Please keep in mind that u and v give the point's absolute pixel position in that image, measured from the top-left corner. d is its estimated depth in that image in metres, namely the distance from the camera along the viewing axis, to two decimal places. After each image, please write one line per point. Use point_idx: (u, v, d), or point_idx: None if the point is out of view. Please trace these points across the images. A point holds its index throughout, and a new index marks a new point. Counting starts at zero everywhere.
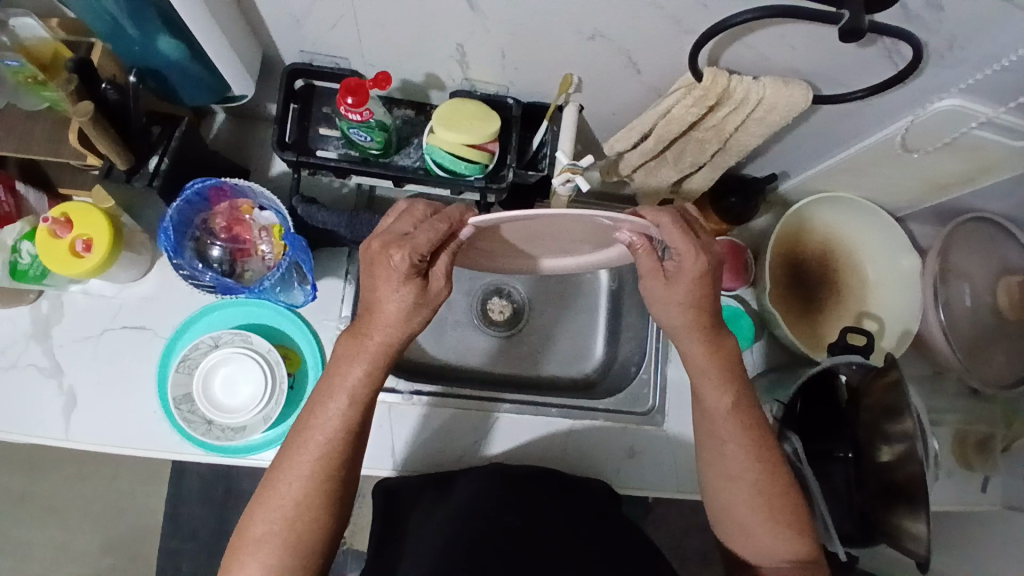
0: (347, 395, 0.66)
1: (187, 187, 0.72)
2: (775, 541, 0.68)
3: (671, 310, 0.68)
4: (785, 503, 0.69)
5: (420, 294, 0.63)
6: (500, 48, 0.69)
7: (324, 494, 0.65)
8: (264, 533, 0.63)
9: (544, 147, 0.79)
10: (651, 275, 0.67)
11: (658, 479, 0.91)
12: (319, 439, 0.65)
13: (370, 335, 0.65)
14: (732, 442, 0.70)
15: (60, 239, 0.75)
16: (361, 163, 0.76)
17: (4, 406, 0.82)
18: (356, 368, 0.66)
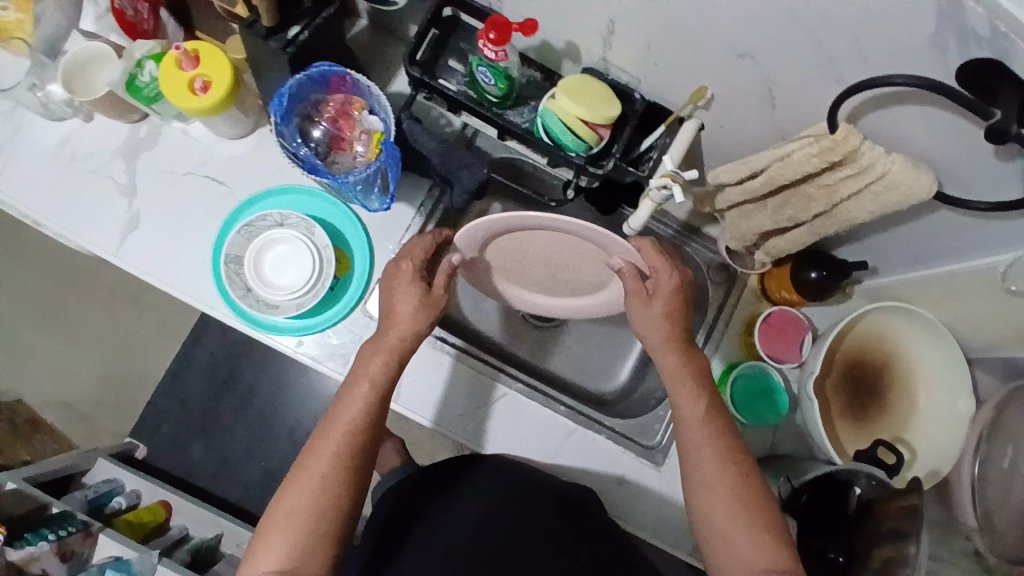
0: (367, 389, 0.73)
1: (314, 64, 0.74)
2: (755, 550, 0.64)
3: (647, 326, 0.75)
4: (763, 510, 0.66)
5: (436, 304, 0.76)
6: (648, 39, 0.69)
7: (351, 474, 0.69)
8: (295, 509, 0.66)
9: (652, 151, 0.77)
10: (634, 296, 0.76)
11: (636, 516, 0.89)
12: (341, 428, 0.70)
13: (395, 336, 0.74)
14: (707, 448, 0.69)
15: (184, 72, 0.78)
16: (476, 103, 0.77)
17: (78, 204, 0.87)
18: (380, 362, 0.73)
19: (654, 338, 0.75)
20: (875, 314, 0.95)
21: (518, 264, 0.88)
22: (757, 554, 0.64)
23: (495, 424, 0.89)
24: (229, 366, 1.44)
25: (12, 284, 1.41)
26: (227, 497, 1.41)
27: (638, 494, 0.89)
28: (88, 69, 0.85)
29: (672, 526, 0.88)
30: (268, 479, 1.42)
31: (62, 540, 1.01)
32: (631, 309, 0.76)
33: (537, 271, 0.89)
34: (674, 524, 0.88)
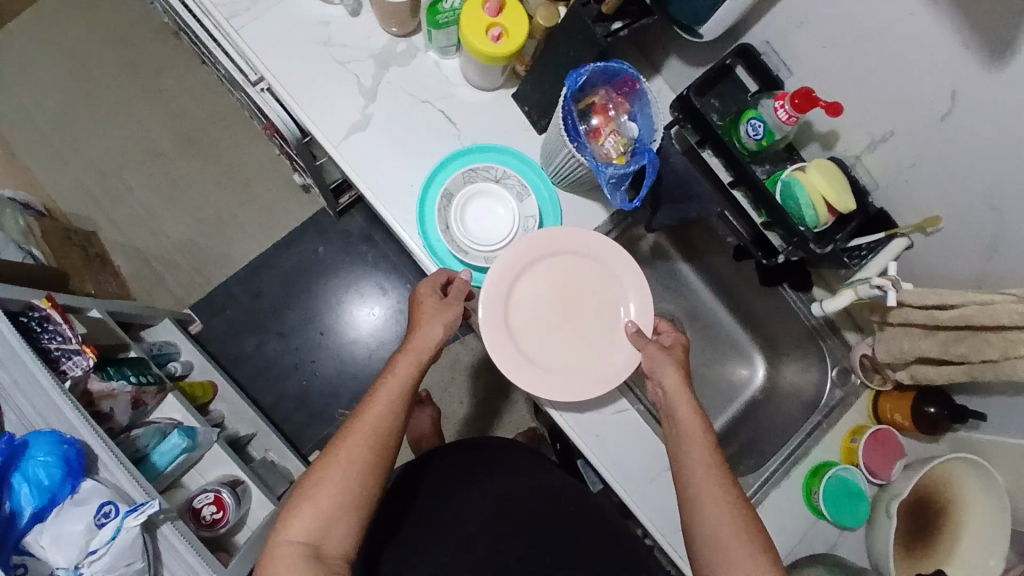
0: (394, 388, 0.79)
1: (617, 61, 0.78)
2: (755, 567, 0.72)
3: (667, 373, 0.83)
4: (760, 537, 0.74)
5: (455, 316, 0.83)
6: (913, 158, 0.76)
7: (373, 459, 0.75)
8: (321, 485, 0.73)
9: (865, 248, 0.84)
10: (652, 345, 0.85)
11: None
12: (368, 423, 0.76)
13: (421, 346, 0.81)
14: (715, 471, 0.77)
15: (488, 15, 0.81)
16: (732, 148, 0.83)
17: (315, 87, 0.89)
18: (410, 369, 0.80)
19: (667, 382, 0.83)
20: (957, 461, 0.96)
21: (523, 317, 0.88)
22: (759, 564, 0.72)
23: (611, 433, 0.91)
24: (307, 279, 1.44)
25: (140, 122, 1.42)
26: (258, 403, 1.40)
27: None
28: None
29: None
30: (303, 400, 1.41)
31: (140, 387, 0.95)
32: (651, 356, 0.84)
33: (532, 335, 0.88)
34: None
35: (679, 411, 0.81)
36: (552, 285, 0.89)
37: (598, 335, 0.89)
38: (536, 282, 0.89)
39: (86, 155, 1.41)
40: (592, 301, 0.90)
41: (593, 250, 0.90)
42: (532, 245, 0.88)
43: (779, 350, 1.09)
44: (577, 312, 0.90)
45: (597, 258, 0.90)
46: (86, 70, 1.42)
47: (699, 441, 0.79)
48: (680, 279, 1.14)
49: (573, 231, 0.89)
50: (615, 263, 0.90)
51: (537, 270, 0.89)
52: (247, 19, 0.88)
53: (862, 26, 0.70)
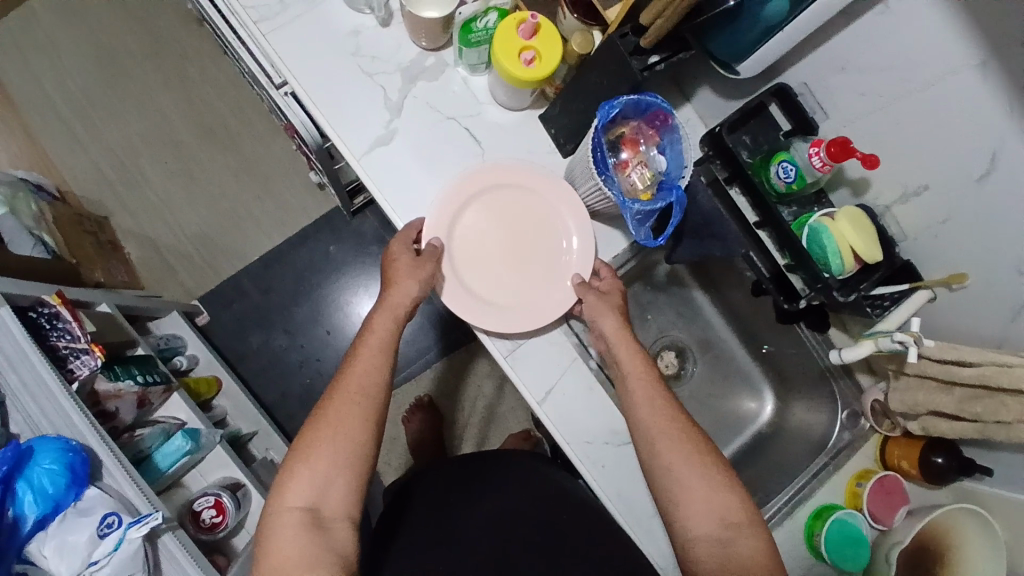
0: (376, 345, 0.79)
1: (650, 95, 0.76)
2: (712, 493, 0.73)
3: (606, 319, 0.84)
4: (715, 460, 0.75)
5: (430, 273, 0.83)
6: (943, 215, 0.74)
7: (364, 418, 0.75)
8: (315, 448, 0.72)
9: (888, 298, 0.83)
10: (593, 291, 0.86)
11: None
12: (353, 381, 0.76)
13: (397, 302, 0.81)
14: (659, 405, 0.78)
15: (521, 38, 0.80)
16: (759, 188, 0.82)
17: (341, 97, 0.88)
18: (388, 324, 0.80)
19: (607, 327, 0.84)
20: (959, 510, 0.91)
21: (469, 255, 0.88)
22: (717, 497, 0.73)
23: (617, 465, 0.89)
24: (317, 277, 1.43)
25: (158, 107, 1.41)
26: (260, 399, 1.39)
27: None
28: None
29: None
30: (304, 398, 1.40)
31: (146, 387, 0.94)
32: (593, 303, 0.85)
33: (478, 276, 0.88)
34: None
35: (622, 354, 0.82)
36: (495, 222, 0.89)
37: (545, 269, 0.90)
38: (479, 217, 0.88)
39: (102, 138, 1.39)
40: (535, 233, 0.90)
41: (533, 181, 0.89)
42: (471, 181, 0.87)
43: (790, 386, 1.08)
44: (522, 246, 0.90)
45: (537, 191, 0.89)
46: (107, 50, 1.41)
47: (642, 378, 0.80)
48: (694, 308, 1.13)
49: (509, 161, 0.88)
50: (558, 197, 0.90)
51: (479, 205, 0.88)
52: (275, 23, 0.87)
53: (906, 79, 0.68)
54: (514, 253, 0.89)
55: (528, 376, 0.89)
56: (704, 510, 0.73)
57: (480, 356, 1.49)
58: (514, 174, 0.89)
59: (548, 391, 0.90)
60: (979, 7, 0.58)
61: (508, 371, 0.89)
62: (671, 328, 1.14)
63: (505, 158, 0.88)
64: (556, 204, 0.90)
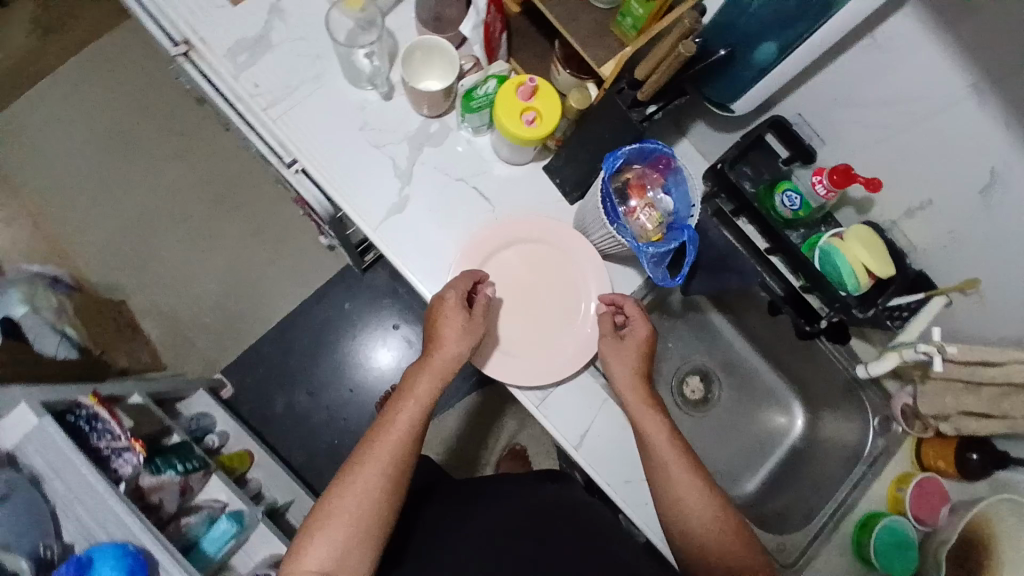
0: (415, 405, 0.77)
1: (652, 142, 0.80)
2: (733, 558, 0.72)
3: (620, 370, 0.83)
4: (732, 522, 0.74)
5: (477, 333, 0.82)
6: (950, 228, 0.77)
7: (392, 480, 0.73)
8: (338, 510, 0.70)
9: (906, 309, 0.84)
10: (607, 334, 0.85)
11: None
12: (385, 444, 0.74)
13: (444, 366, 0.80)
14: (676, 465, 0.78)
15: (521, 99, 0.83)
16: (764, 215, 0.84)
17: (354, 171, 0.91)
18: (432, 389, 0.79)
19: (618, 375, 0.83)
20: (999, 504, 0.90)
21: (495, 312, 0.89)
22: (741, 560, 0.71)
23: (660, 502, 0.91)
24: (336, 336, 1.45)
25: (165, 187, 1.44)
26: (291, 463, 1.40)
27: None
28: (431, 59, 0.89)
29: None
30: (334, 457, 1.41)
31: (187, 475, 0.95)
32: (608, 352, 0.84)
33: (498, 329, 0.89)
34: None
35: (637, 404, 0.81)
36: (513, 278, 0.91)
37: (565, 317, 0.91)
38: (500, 276, 0.91)
39: (112, 222, 1.42)
40: (553, 286, 0.92)
41: (546, 236, 0.91)
42: (490, 240, 0.90)
43: (816, 397, 1.10)
44: (540, 298, 0.91)
45: (551, 245, 0.92)
46: (109, 136, 1.44)
47: (657, 430, 0.79)
48: (713, 329, 1.15)
49: (521, 219, 0.91)
50: (571, 249, 0.92)
51: (498, 264, 0.90)
52: (283, 108, 0.90)
53: (904, 105, 0.70)
54: (534, 308, 0.91)
55: (560, 422, 0.91)
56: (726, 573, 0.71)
57: (504, 396, 1.50)
58: (534, 235, 0.91)
59: (583, 435, 0.91)
60: (964, 36, 0.61)
61: (542, 418, 0.91)
62: (693, 353, 1.16)
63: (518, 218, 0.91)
64: (576, 262, 0.92)
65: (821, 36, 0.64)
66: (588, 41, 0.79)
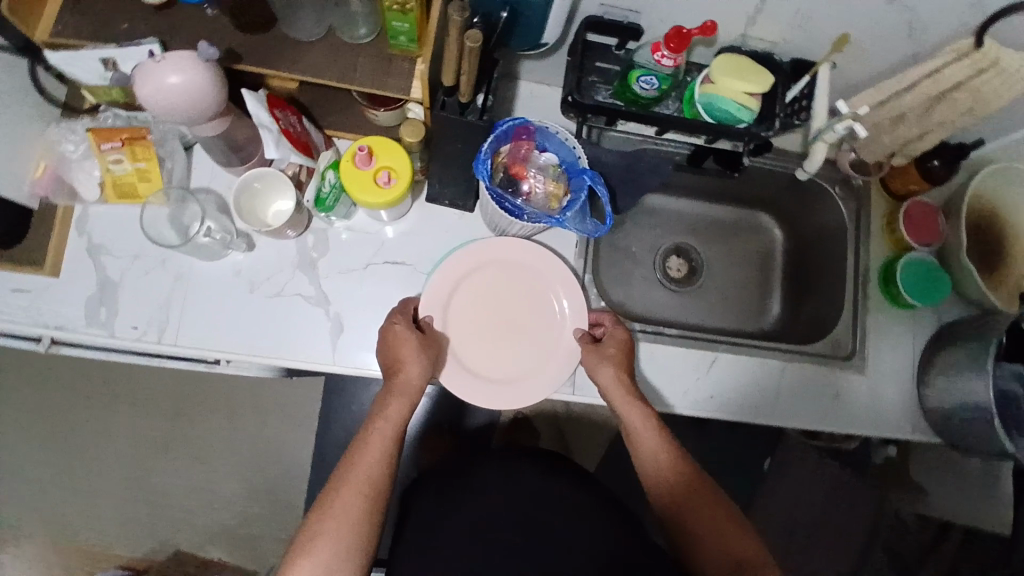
0: (388, 428, 0.76)
1: (501, 124, 0.78)
2: (722, 540, 0.73)
3: (606, 374, 0.84)
4: (718, 507, 0.75)
5: (434, 350, 0.82)
6: (796, 10, 0.75)
7: (373, 501, 0.72)
8: (320, 539, 0.69)
9: (803, 98, 0.84)
10: (586, 342, 0.86)
11: (863, 417, 0.98)
12: (360, 470, 0.73)
13: (409, 386, 0.79)
14: (664, 454, 0.80)
15: (365, 168, 0.79)
16: (634, 109, 0.83)
17: (277, 329, 0.87)
18: (404, 411, 0.78)
19: (604, 381, 0.84)
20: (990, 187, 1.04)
21: (469, 338, 0.88)
22: (729, 538, 0.73)
23: (718, 386, 0.97)
24: None
25: (126, 431, 1.39)
26: None
27: (853, 399, 0.99)
28: (261, 191, 0.86)
29: (888, 414, 0.99)
30: None
31: None
32: (587, 356, 0.85)
33: (489, 364, 0.88)
34: (895, 417, 0.99)
35: (623, 403, 0.83)
36: (478, 313, 0.89)
37: (544, 321, 0.91)
38: (468, 307, 0.89)
39: (104, 497, 1.37)
40: (521, 291, 0.91)
41: (493, 252, 0.90)
42: (442, 283, 0.88)
43: (777, 201, 1.12)
44: (512, 316, 0.90)
45: (504, 258, 0.90)
46: (43, 431, 1.37)
47: (643, 422, 0.82)
48: (661, 207, 1.16)
49: (461, 251, 0.89)
50: (522, 250, 0.90)
51: (461, 302, 0.89)
52: (174, 326, 0.85)
53: None
54: (512, 327, 0.90)
55: (600, 390, 0.91)
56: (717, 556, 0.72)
57: None
58: (477, 262, 0.89)
59: None
60: None
61: (583, 398, 0.91)
62: (658, 238, 1.15)
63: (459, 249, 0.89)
64: (530, 268, 0.91)
65: None
66: (381, 81, 0.74)
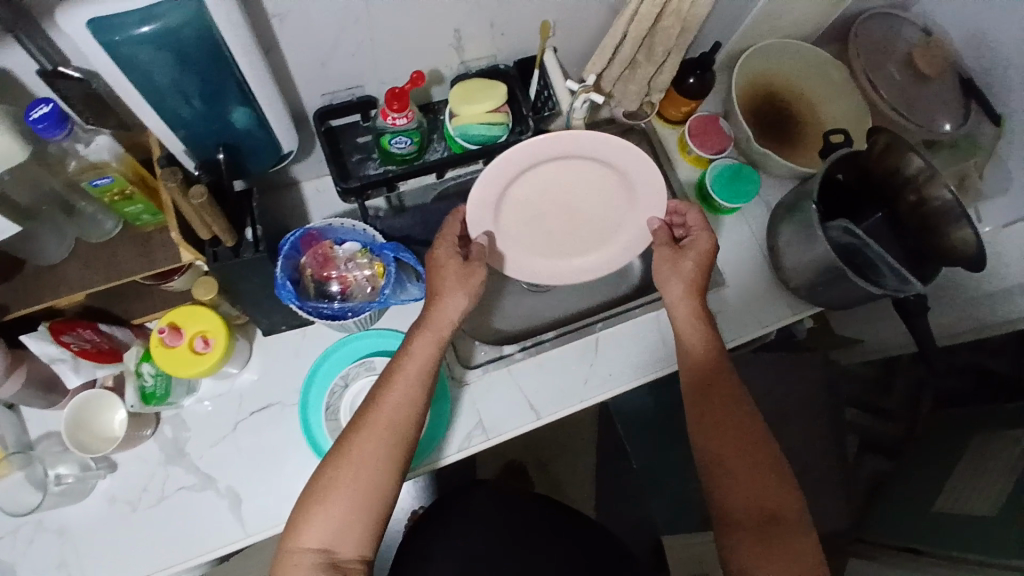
0: (414, 370, 0.77)
1: (284, 243, 0.77)
2: (753, 479, 0.75)
3: (674, 287, 0.86)
4: (756, 451, 0.77)
5: (476, 284, 0.82)
6: (488, 20, 0.79)
7: (394, 444, 0.72)
8: (336, 477, 0.70)
9: (544, 90, 0.89)
10: (668, 247, 0.87)
11: (745, 323, 1.04)
12: (385, 411, 0.73)
13: (441, 320, 0.80)
14: (714, 372, 0.83)
15: (176, 345, 0.77)
16: (404, 169, 0.85)
17: (175, 533, 0.83)
18: (431, 348, 0.78)
19: (672, 293, 0.86)
20: (758, 71, 1.09)
21: (515, 227, 0.90)
22: (765, 479, 0.75)
23: (614, 362, 1.00)
24: None
25: None
26: None
27: (727, 310, 1.04)
28: (90, 411, 0.82)
29: (763, 306, 1.05)
30: None
31: None
32: (663, 264, 0.86)
33: (540, 244, 0.94)
34: (770, 310, 1.05)
35: (687, 318, 0.85)
36: (529, 199, 0.88)
37: (603, 202, 0.91)
38: (514, 198, 0.87)
39: None
40: (591, 176, 0.88)
41: (562, 139, 0.80)
42: (497, 184, 0.82)
43: None
44: (570, 197, 0.90)
45: (572, 146, 0.82)
46: None
47: (701, 342, 0.85)
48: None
49: (513, 153, 0.79)
50: (586, 138, 0.81)
51: (513, 197, 0.86)
52: None
53: (356, 21, 0.71)
54: (562, 208, 0.91)
55: (513, 422, 0.96)
56: (748, 494, 0.75)
57: None
58: (553, 154, 0.82)
59: (533, 405, 0.97)
60: None
61: (502, 436, 0.96)
62: None
63: (520, 147, 0.78)
64: (602, 156, 0.84)
65: (247, 71, 0.63)
66: (145, 261, 0.73)
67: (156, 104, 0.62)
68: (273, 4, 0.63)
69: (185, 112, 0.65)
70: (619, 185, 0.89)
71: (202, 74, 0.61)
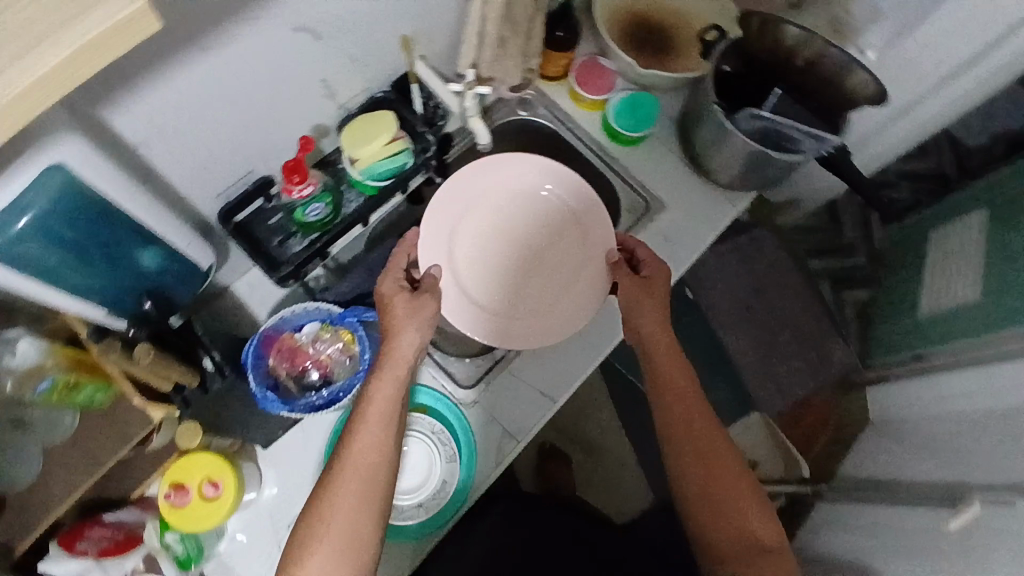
0: (376, 412, 0.72)
1: (246, 356, 0.76)
2: (739, 516, 0.76)
3: (638, 313, 0.84)
4: (735, 485, 0.77)
5: (424, 316, 0.78)
6: (350, 57, 0.76)
7: (367, 489, 0.69)
8: (313, 534, 0.67)
9: (431, 101, 0.87)
10: (629, 279, 0.85)
11: (700, 231, 1.05)
12: (351, 462, 0.70)
13: (395, 360, 0.75)
14: (691, 408, 0.80)
15: (190, 500, 0.75)
16: (331, 231, 0.82)
17: None
18: (390, 388, 0.74)
19: (643, 320, 0.83)
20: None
21: (474, 271, 0.91)
22: (745, 517, 0.76)
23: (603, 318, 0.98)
24: None
25: None
26: None
27: (680, 226, 1.05)
28: None
29: (712, 207, 1.06)
30: None
31: None
32: (629, 290, 0.84)
33: (508, 297, 0.91)
34: (719, 207, 1.06)
35: (660, 351, 0.83)
36: (495, 252, 0.92)
37: (578, 254, 0.92)
38: (471, 248, 0.91)
39: None
40: (550, 216, 0.93)
41: (513, 161, 0.91)
42: (450, 208, 0.89)
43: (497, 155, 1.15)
44: (543, 252, 0.92)
45: (526, 172, 0.92)
46: None
47: (677, 373, 0.82)
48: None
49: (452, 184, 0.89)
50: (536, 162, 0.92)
51: (466, 230, 0.91)
52: None
53: (223, 116, 0.67)
54: (540, 268, 0.92)
55: (534, 413, 0.94)
56: (730, 526, 0.76)
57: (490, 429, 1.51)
58: (507, 189, 0.92)
59: (544, 392, 0.95)
60: (145, 72, 0.54)
61: (530, 432, 0.94)
62: None
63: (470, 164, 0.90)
64: (556, 196, 0.92)
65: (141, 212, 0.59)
66: (120, 436, 0.68)
67: (60, 284, 0.58)
68: (134, 134, 0.59)
69: (90, 278, 0.61)
70: (585, 241, 0.91)
71: (93, 236, 0.57)
